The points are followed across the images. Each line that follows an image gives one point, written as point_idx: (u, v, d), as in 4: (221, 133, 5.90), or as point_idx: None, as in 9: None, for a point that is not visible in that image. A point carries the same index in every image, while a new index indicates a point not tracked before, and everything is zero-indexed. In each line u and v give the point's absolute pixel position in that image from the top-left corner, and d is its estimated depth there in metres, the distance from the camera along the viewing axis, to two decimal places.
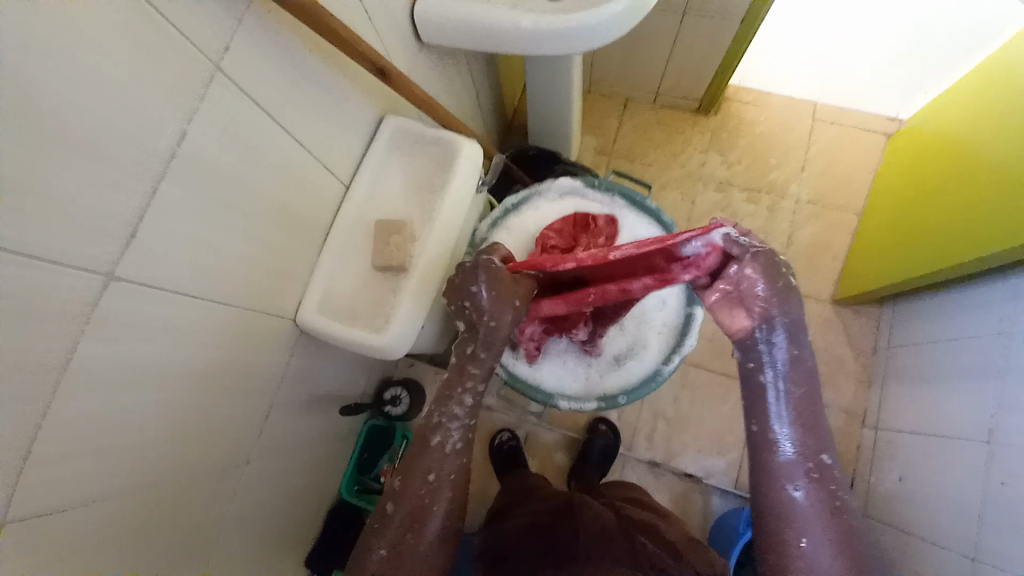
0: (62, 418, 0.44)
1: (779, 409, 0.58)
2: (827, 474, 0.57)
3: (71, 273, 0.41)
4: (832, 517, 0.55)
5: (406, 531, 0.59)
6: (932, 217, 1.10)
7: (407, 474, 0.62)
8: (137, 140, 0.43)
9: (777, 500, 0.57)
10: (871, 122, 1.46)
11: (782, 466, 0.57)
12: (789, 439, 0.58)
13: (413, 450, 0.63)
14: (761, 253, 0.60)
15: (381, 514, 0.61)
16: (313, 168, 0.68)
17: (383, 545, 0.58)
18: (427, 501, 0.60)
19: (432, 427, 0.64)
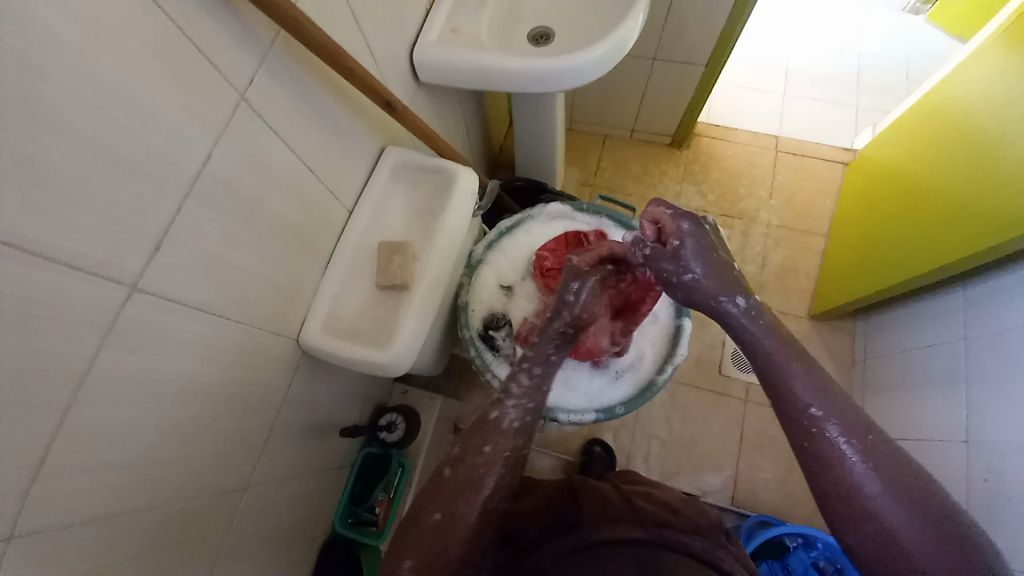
0: (75, 430, 0.44)
1: (805, 384, 0.55)
2: (859, 421, 0.52)
3: (99, 283, 0.43)
4: (891, 469, 0.49)
5: (459, 497, 0.60)
6: (892, 236, 1.20)
7: (465, 444, 0.65)
8: (167, 162, 0.47)
9: (832, 483, 0.50)
10: (828, 153, 1.59)
11: (821, 432, 0.52)
12: (811, 396, 0.54)
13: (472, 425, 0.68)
14: (686, 233, 0.66)
15: (432, 486, 0.62)
16: (320, 194, 0.71)
17: (438, 510, 0.59)
18: (480, 469, 0.62)
19: (492, 405, 0.69)
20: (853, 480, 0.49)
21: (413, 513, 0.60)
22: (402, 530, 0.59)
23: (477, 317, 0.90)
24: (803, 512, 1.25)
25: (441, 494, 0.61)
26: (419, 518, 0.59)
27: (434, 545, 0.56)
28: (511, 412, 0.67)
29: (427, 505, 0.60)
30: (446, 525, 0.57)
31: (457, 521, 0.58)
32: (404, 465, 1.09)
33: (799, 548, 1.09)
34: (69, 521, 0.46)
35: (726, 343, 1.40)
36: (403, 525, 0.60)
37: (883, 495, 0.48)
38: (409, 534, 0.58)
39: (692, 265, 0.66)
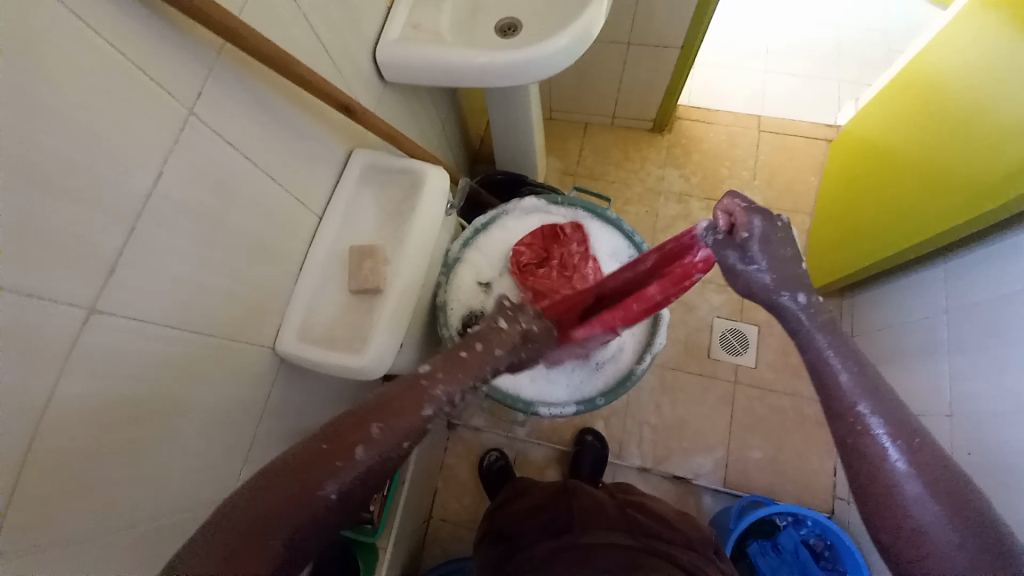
0: (43, 454, 0.44)
1: (854, 383, 0.53)
2: (908, 421, 0.50)
3: (57, 308, 0.43)
4: (935, 470, 0.47)
5: (359, 481, 0.49)
6: (873, 212, 1.20)
7: (388, 433, 0.51)
8: (119, 183, 0.47)
9: (869, 481, 0.49)
10: (811, 130, 1.58)
11: (866, 429, 0.50)
12: (859, 395, 0.52)
13: (402, 404, 0.52)
14: (762, 230, 0.57)
15: (327, 455, 0.48)
16: (286, 202, 0.71)
17: (336, 489, 0.48)
18: (390, 462, 0.51)
19: (429, 394, 0.54)
20: (891, 479, 0.48)
21: (297, 480, 0.47)
22: (269, 494, 0.46)
23: (456, 316, 0.91)
24: (793, 491, 1.27)
25: (343, 473, 0.48)
26: (306, 491, 0.47)
27: (322, 523, 0.48)
28: (441, 412, 0.55)
29: (323, 480, 0.47)
30: (344, 505, 0.49)
31: (354, 502, 0.50)
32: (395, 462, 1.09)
33: (789, 526, 1.10)
34: (50, 544, 0.47)
35: (713, 326, 1.40)
36: (274, 479, 0.47)
37: (923, 497, 0.46)
38: (288, 504, 0.46)
39: (757, 258, 0.58)
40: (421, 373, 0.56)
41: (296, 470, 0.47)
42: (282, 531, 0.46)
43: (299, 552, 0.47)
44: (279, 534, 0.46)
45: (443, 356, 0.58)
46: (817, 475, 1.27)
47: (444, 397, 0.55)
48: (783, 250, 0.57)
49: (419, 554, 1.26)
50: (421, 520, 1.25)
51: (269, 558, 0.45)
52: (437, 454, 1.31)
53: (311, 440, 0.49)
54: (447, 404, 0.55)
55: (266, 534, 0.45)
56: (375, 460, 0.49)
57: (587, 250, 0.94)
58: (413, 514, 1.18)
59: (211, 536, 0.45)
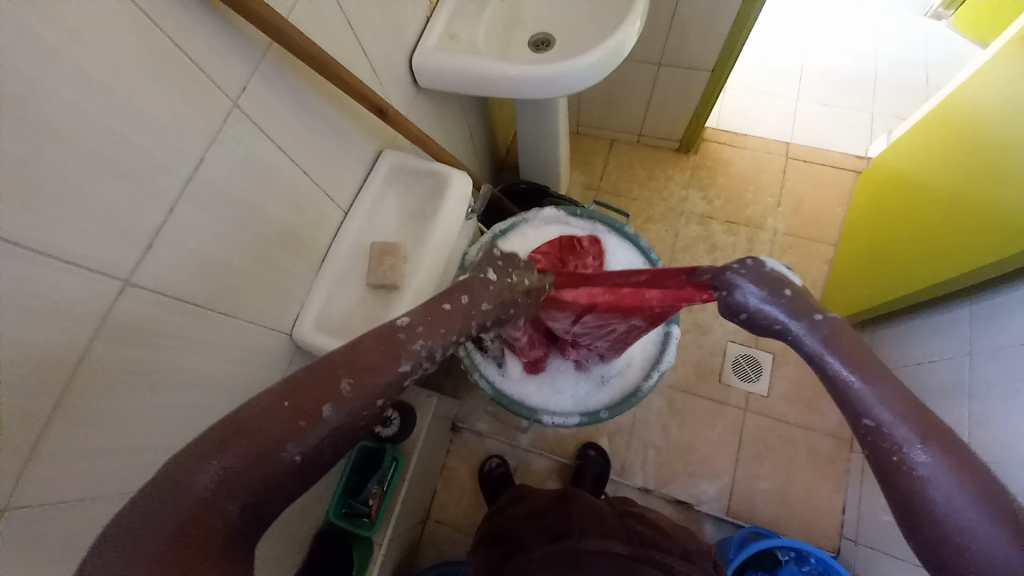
0: (69, 414, 0.47)
1: (873, 395, 0.47)
2: (938, 425, 0.44)
3: (95, 276, 0.46)
4: (973, 477, 0.41)
5: (327, 442, 0.44)
6: (899, 247, 1.17)
7: (363, 388, 0.46)
8: (162, 164, 0.50)
9: (915, 511, 0.42)
10: (841, 160, 1.56)
11: (887, 435, 0.45)
12: (877, 399, 0.47)
13: (376, 356, 0.49)
14: (751, 274, 0.57)
15: (290, 412, 0.43)
16: (315, 195, 0.74)
17: (300, 451, 0.43)
18: (361, 419, 0.46)
19: (409, 347, 0.51)
20: (923, 489, 0.42)
21: (252, 438, 0.41)
22: (220, 454, 0.40)
23: None
24: (799, 527, 1.23)
25: (309, 432, 0.43)
26: (264, 451, 0.41)
27: (287, 487, 0.42)
28: (419, 366, 0.52)
29: (286, 440, 0.42)
30: (310, 468, 0.44)
31: (322, 465, 0.45)
32: (397, 459, 1.10)
33: (791, 562, 1.08)
34: (63, 501, 0.49)
35: (727, 351, 1.39)
36: (224, 441, 0.40)
37: (982, 522, 0.39)
38: (242, 466, 0.40)
39: (748, 294, 0.56)
40: (398, 326, 0.52)
41: (247, 432, 0.41)
42: (236, 496, 0.40)
43: (259, 520, 0.41)
44: (232, 499, 0.39)
45: (422, 308, 0.55)
46: (825, 512, 1.23)
47: (424, 350, 0.52)
48: (779, 289, 0.56)
49: (413, 554, 1.27)
50: (418, 520, 1.26)
51: (223, 526, 0.39)
52: (440, 455, 1.32)
53: (268, 395, 0.43)
54: (427, 358, 0.53)
55: (218, 498, 0.39)
56: (344, 418, 0.45)
57: (602, 263, 0.95)
58: (411, 513, 1.18)
59: (148, 505, 0.38)
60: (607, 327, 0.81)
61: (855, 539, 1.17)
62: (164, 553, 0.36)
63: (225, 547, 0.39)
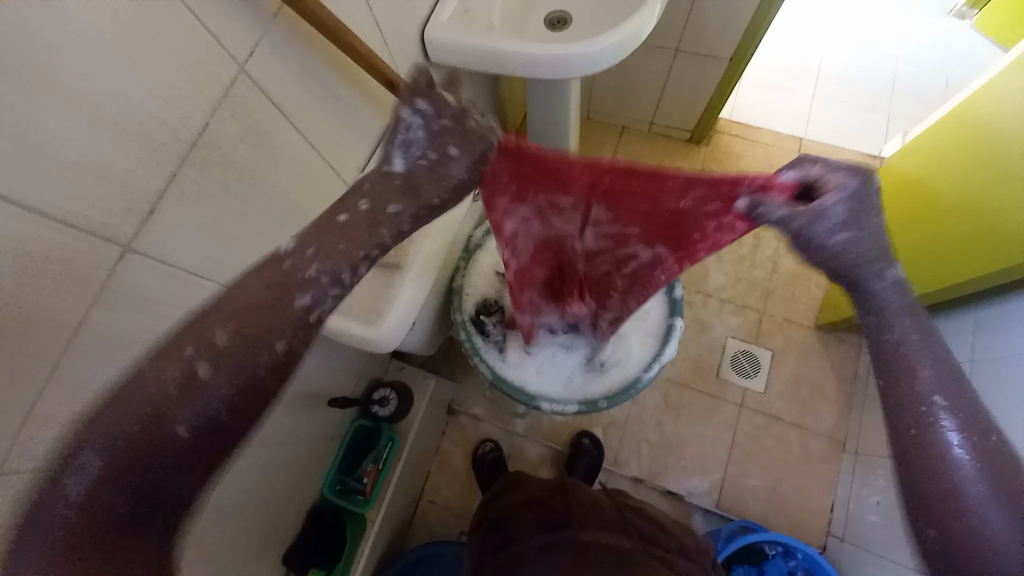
0: (66, 378, 0.46)
1: (928, 382, 0.47)
2: (985, 423, 0.45)
3: (96, 242, 0.45)
4: (1005, 472, 0.42)
5: (220, 405, 0.39)
6: (909, 250, 1.16)
7: (246, 335, 0.40)
8: (167, 128, 0.48)
9: (940, 501, 0.44)
10: (852, 160, 1.54)
11: (932, 422, 0.45)
12: (932, 386, 0.46)
13: (265, 296, 0.42)
14: (852, 179, 0.49)
15: (163, 376, 0.37)
16: (321, 169, 0.73)
17: (189, 419, 0.38)
18: (256, 372, 0.41)
19: (303, 278, 0.43)
20: (953, 479, 0.43)
21: (123, 417, 0.36)
22: (91, 437, 0.35)
23: (471, 300, 0.91)
24: (786, 523, 1.25)
25: (194, 401, 0.38)
26: (144, 427, 0.36)
27: (184, 459, 0.38)
28: (325, 297, 0.44)
29: (166, 409, 0.37)
30: (208, 434, 0.39)
31: (223, 426, 0.40)
32: (393, 440, 1.12)
33: (777, 556, 1.09)
34: None
35: (727, 347, 1.38)
36: (91, 427, 0.36)
37: (1004, 515, 0.41)
38: (119, 445, 0.35)
39: (837, 218, 0.49)
40: (285, 253, 0.45)
41: (119, 408, 0.36)
42: (120, 481, 0.36)
43: (160, 501, 0.37)
44: (116, 483, 0.35)
45: (314, 226, 0.46)
46: (814, 509, 1.25)
47: (325, 276, 0.44)
48: (864, 209, 0.49)
49: (404, 532, 1.28)
50: (411, 499, 1.27)
51: (109, 513, 0.36)
52: (435, 436, 1.33)
53: (144, 364, 0.38)
54: (334, 285, 0.45)
55: (97, 486, 0.35)
56: (232, 373, 0.39)
57: None
58: (406, 491, 1.20)
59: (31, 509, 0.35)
60: (620, 245, 0.75)
61: (841, 537, 1.19)
62: (46, 555, 0.34)
63: (120, 529, 0.36)
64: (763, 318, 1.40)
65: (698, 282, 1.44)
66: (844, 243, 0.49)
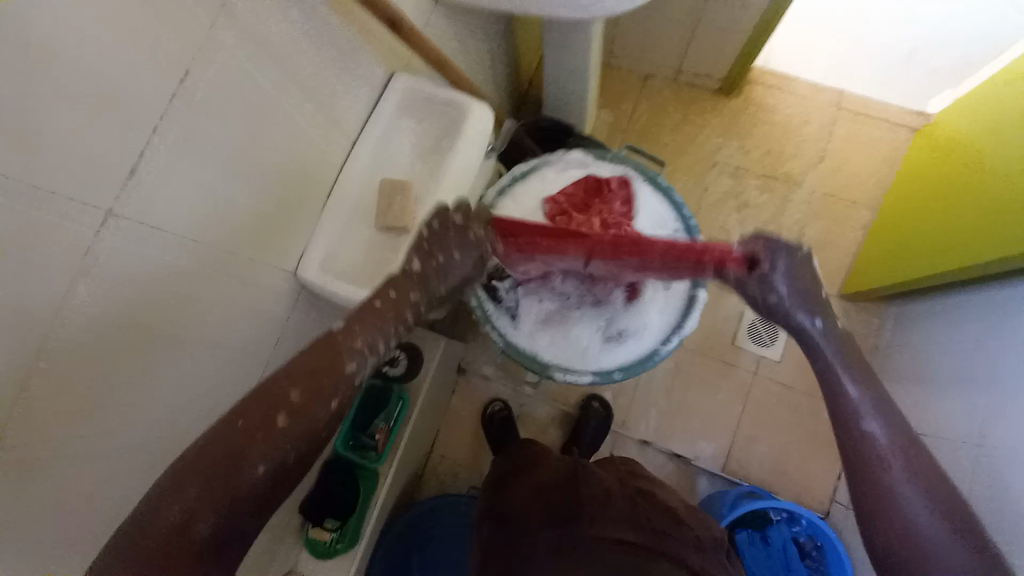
0: (61, 350, 0.44)
1: (874, 419, 0.60)
2: (919, 452, 0.58)
3: (74, 205, 0.42)
4: (935, 491, 0.55)
5: (289, 450, 0.53)
6: (939, 221, 1.09)
7: (310, 396, 0.55)
8: (141, 78, 0.44)
9: (889, 516, 0.55)
10: (895, 115, 1.41)
11: (877, 449, 0.59)
12: (876, 423, 0.60)
13: (319, 363, 0.56)
14: (781, 254, 0.68)
15: (243, 432, 0.51)
16: (320, 123, 0.67)
17: (263, 463, 0.51)
18: (317, 424, 0.55)
19: (350, 348, 0.58)
20: (900, 499, 0.55)
21: (210, 464, 0.49)
22: (188, 482, 0.48)
23: (482, 265, 0.87)
24: (792, 488, 1.26)
25: (266, 449, 0.52)
26: (227, 472, 0.50)
27: (255, 497, 0.51)
28: (365, 363, 0.59)
29: (243, 458, 0.50)
30: (277, 474, 0.53)
31: (285, 469, 0.54)
32: (403, 399, 1.11)
33: (782, 522, 1.10)
34: (74, 435, 0.48)
35: (744, 315, 1.34)
36: (182, 477, 0.48)
37: (937, 524, 0.53)
38: (207, 488, 0.48)
39: (777, 286, 0.68)
40: (335, 331, 0.59)
41: (205, 456, 0.49)
42: (208, 516, 0.48)
43: (235, 531, 0.51)
44: (205, 519, 0.48)
45: (357, 311, 0.61)
46: (820, 475, 1.26)
47: (364, 347, 0.59)
48: (800, 272, 0.68)
49: (414, 486, 1.32)
50: (422, 454, 1.30)
51: (200, 538, 0.48)
52: (445, 394, 1.34)
53: (222, 423, 0.51)
54: (369, 353, 0.60)
55: (188, 520, 0.48)
56: (297, 424, 0.54)
57: (628, 207, 0.88)
58: (416, 447, 1.23)
59: (133, 542, 0.46)
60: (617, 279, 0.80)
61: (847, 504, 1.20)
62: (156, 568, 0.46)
63: (205, 553, 0.49)
64: None
65: None
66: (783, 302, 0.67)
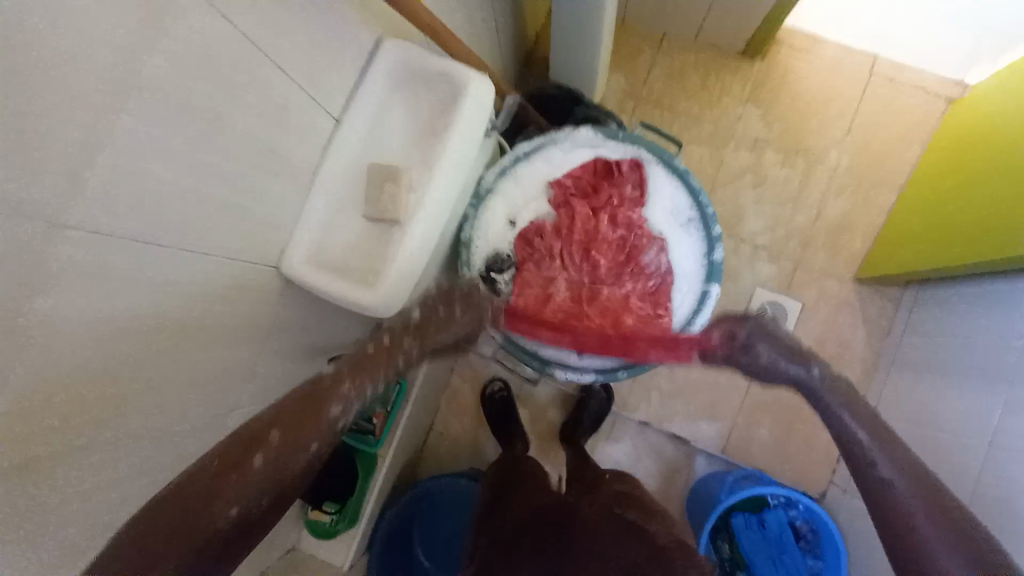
0: (21, 385, 0.38)
1: (877, 450, 0.64)
2: (929, 484, 0.60)
3: (11, 222, 0.34)
4: (946, 516, 0.56)
5: (264, 493, 0.54)
6: (968, 206, 1.02)
7: (290, 440, 0.57)
8: (80, 61, 0.35)
9: (908, 543, 0.56)
10: (931, 83, 1.29)
11: (885, 479, 0.62)
12: (879, 453, 0.64)
13: (307, 408, 0.60)
14: (757, 331, 0.76)
15: (218, 474, 0.51)
16: (302, 103, 0.59)
17: (232, 508, 0.51)
18: (298, 462, 0.58)
19: (337, 392, 0.63)
20: (914, 525, 0.57)
21: (179, 505, 0.48)
22: (147, 533, 0.46)
23: (482, 254, 0.82)
24: (791, 472, 1.26)
25: (238, 492, 0.51)
26: (193, 517, 0.48)
27: (215, 550, 0.49)
28: (349, 407, 0.64)
29: (213, 502, 0.50)
30: (238, 524, 0.51)
31: (251, 517, 0.53)
32: (401, 384, 1.09)
33: (779, 506, 1.10)
34: (56, 465, 0.44)
35: (754, 297, 1.29)
36: (140, 528, 0.46)
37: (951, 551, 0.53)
38: (166, 537, 0.46)
39: (762, 352, 0.74)
40: (326, 375, 0.64)
41: (177, 496, 0.48)
42: (166, 565, 0.46)
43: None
44: (163, 567, 0.46)
45: (350, 357, 0.67)
46: (820, 460, 1.25)
47: (351, 392, 0.64)
48: (781, 346, 0.74)
49: (415, 463, 1.33)
50: (421, 432, 1.30)
51: None
52: (445, 373, 1.32)
53: (194, 468, 0.50)
54: (354, 399, 0.64)
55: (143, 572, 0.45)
56: (270, 468, 0.54)
57: (639, 190, 0.82)
58: (416, 428, 1.22)
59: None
60: None
61: (845, 489, 1.20)
62: None
63: None
64: (798, 268, 1.29)
65: (732, 226, 1.31)
66: (769, 364, 0.74)
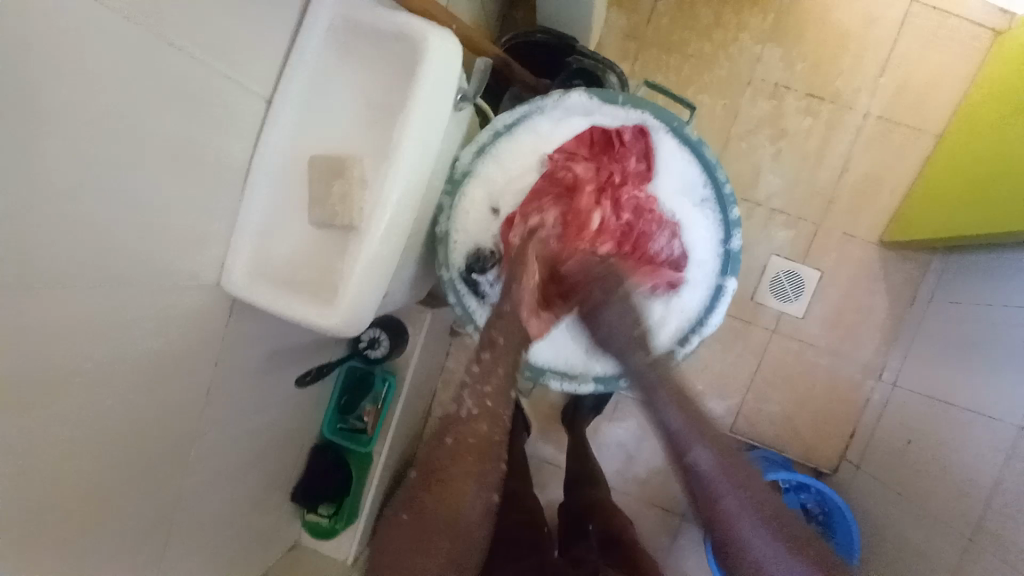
0: None
1: (695, 438, 0.63)
2: (743, 473, 0.64)
3: None
4: (750, 506, 0.62)
5: (452, 506, 0.60)
6: (1009, 156, 0.87)
7: (470, 444, 0.64)
8: None
9: (739, 548, 0.61)
10: (981, 10, 1.10)
11: (704, 476, 0.63)
12: (701, 448, 0.63)
13: (462, 426, 0.65)
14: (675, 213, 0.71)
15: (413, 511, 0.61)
16: (202, 82, 0.46)
17: (466, 512, 0.61)
18: (476, 461, 0.63)
19: (471, 394, 0.66)
20: (739, 530, 0.61)
21: (408, 534, 0.59)
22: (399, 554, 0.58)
23: (461, 251, 0.72)
24: (800, 447, 1.21)
25: (449, 519, 0.60)
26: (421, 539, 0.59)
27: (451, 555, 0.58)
28: (489, 396, 0.66)
29: (432, 516, 0.60)
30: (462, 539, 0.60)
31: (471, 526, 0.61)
32: (388, 380, 1.02)
33: (792, 490, 1.08)
34: None
35: (768, 267, 1.18)
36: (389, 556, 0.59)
37: (765, 545, 0.59)
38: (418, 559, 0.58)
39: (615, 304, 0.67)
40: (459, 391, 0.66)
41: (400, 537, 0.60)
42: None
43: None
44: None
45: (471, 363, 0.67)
46: (830, 436, 1.20)
47: (482, 389, 0.66)
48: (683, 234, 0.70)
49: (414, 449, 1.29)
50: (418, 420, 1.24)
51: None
52: (439, 358, 1.24)
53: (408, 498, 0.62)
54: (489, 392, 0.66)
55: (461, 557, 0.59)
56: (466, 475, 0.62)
57: (644, 162, 0.70)
58: (411, 419, 1.17)
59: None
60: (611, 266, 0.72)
61: (856, 463, 1.15)
62: None
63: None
64: (819, 233, 1.17)
65: (747, 188, 1.18)
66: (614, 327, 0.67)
